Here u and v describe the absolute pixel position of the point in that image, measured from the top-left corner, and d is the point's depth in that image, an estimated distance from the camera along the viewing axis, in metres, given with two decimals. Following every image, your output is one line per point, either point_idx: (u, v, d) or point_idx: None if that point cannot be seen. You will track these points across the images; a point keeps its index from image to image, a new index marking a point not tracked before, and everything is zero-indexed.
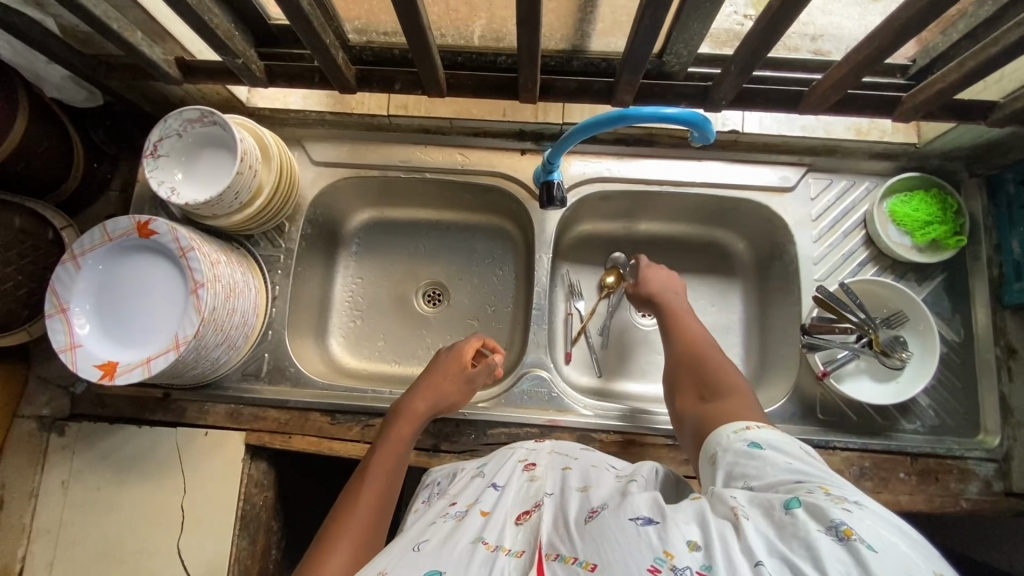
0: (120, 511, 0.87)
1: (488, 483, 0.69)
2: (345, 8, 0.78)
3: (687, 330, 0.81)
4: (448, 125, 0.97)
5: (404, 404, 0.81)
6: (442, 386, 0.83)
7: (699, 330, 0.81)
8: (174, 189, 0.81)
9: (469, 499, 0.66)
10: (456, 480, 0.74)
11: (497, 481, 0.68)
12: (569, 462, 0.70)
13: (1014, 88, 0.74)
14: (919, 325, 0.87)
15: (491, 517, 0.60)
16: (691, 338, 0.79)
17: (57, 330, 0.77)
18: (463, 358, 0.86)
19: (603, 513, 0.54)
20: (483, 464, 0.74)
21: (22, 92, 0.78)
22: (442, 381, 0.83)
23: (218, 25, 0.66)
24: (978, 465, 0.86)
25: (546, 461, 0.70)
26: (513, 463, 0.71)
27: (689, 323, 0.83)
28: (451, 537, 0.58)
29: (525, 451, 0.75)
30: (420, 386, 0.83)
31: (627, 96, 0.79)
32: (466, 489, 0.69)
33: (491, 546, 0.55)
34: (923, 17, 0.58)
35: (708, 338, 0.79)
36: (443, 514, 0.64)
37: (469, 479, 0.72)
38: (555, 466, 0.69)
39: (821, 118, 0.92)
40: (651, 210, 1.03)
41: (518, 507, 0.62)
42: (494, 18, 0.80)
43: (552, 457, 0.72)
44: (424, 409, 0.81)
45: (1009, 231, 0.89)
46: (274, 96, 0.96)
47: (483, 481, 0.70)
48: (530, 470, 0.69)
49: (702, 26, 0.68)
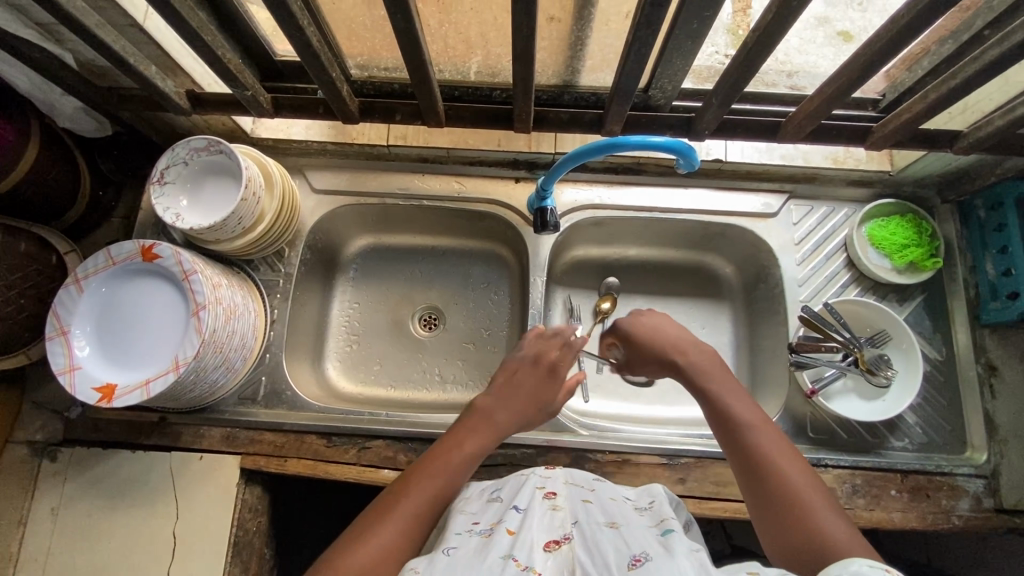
0: (110, 538, 0.86)
1: (508, 505, 0.67)
2: (348, 46, 0.83)
3: (721, 394, 0.70)
4: (444, 155, 1.01)
5: (479, 399, 0.76)
6: (517, 385, 0.77)
7: (732, 388, 0.71)
8: (179, 215, 0.84)
9: (491, 520, 0.64)
10: (466, 497, 0.71)
11: (518, 504, 0.67)
12: (587, 496, 0.69)
13: (977, 118, 0.79)
14: (902, 344, 0.90)
15: (519, 537, 0.59)
16: (728, 406, 0.69)
17: (57, 353, 0.78)
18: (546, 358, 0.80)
19: (647, 564, 0.53)
20: (496, 489, 0.72)
21: (35, 123, 0.81)
22: (521, 380, 0.78)
23: (230, 60, 0.70)
24: (967, 482, 0.87)
25: (565, 492, 0.69)
26: (532, 490, 0.70)
27: (721, 378, 0.72)
28: (482, 555, 0.56)
29: (541, 478, 0.73)
30: (501, 386, 0.77)
31: (615, 125, 0.84)
32: (485, 510, 0.67)
33: (522, 566, 0.54)
34: (885, 52, 0.63)
35: (744, 398, 0.70)
36: (466, 531, 0.63)
37: (485, 500, 0.70)
38: (575, 498, 0.68)
39: (800, 147, 0.97)
40: (642, 235, 1.07)
41: (545, 536, 0.60)
42: (490, 55, 0.85)
43: (569, 488, 0.71)
44: (504, 413, 0.74)
45: (982, 254, 0.93)
46: (278, 128, 1.00)
47: (501, 503, 0.69)
48: (550, 498, 0.68)
49: (684, 62, 0.73)
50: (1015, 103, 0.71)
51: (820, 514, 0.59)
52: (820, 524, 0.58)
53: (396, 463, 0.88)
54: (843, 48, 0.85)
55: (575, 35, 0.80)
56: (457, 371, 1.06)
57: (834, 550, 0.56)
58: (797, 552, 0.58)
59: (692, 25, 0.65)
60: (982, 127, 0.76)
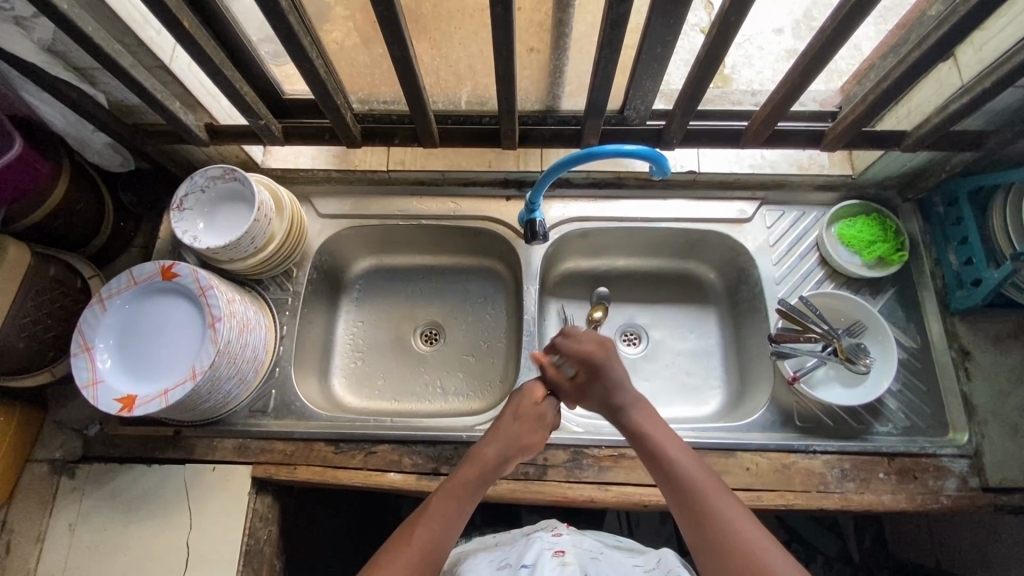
0: (126, 551, 0.89)
1: (518, 566, 0.75)
2: (350, 83, 0.93)
3: (659, 440, 0.77)
4: (440, 178, 1.09)
5: (476, 447, 0.80)
6: (513, 429, 0.81)
7: (670, 434, 0.78)
8: (196, 237, 0.91)
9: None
10: (476, 567, 0.78)
11: (526, 562, 0.75)
12: (594, 558, 0.79)
13: (920, 120, 0.88)
14: (877, 332, 0.96)
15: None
16: (666, 451, 0.76)
17: (81, 367, 0.83)
18: (533, 397, 0.86)
19: None
20: (505, 557, 0.79)
21: (65, 159, 0.89)
22: (516, 425, 0.82)
23: (247, 93, 0.79)
24: (952, 462, 0.90)
25: (572, 554, 0.78)
26: (541, 549, 0.78)
27: (656, 424, 0.79)
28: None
29: (547, 541, 0.81)
30: (493, 430, 0.82)
31: (593, 138, 0.92)
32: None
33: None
34: (819, 57, 0.73)
35: (680, 443, 0.77)
36: None
37: (495, 568, 0.77)
38: (583, 557, 0.78)
39: (767, 157, 1.05)
40: (628, 246, 1.14)
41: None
42: (478, 85, 0.94)
43: (576, 550, 0.80)
44: (493, 454, 0.79)
45: (944, 247, 1.00)
46: (287, 159, 1.08)
47: (512, 565, 0.76)
48: (558, 556, 0.76)
49: (653, 84, 0.82)
50: (948, 103, 0.80)
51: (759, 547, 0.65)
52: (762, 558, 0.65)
53: (402, 466, 0.92)
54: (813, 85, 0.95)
55: (553, 63, 0.89)
56: (457, 383, 1.10)
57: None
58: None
59: (655, 49, 0.74)
60: (921, 126, 0.84)
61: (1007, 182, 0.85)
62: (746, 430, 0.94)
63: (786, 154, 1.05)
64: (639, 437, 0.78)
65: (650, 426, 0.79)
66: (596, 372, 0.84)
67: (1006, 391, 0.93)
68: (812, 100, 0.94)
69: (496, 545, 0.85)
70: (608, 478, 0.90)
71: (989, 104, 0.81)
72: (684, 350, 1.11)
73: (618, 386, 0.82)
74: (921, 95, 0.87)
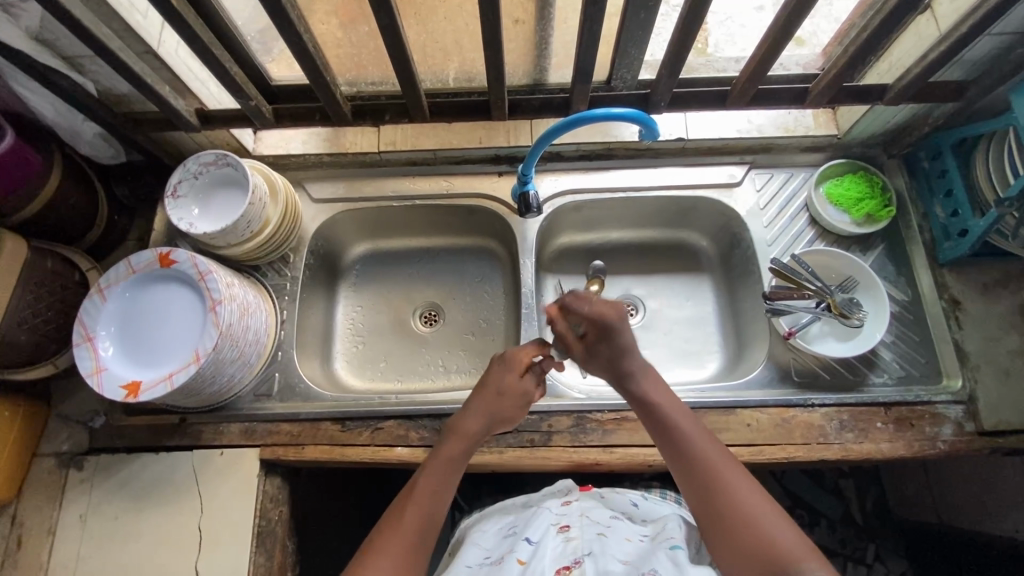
0: (138, 538, 0.89)
1: (521, 538, 0.73)
2: (338, 65, 0.94)
3: (666, 413, 0.76)
4: (432, 157, 1.10)
5: (457, 422, 0.79)
6: (495, 401, 0.79)
7: (677, 406, 0.77)
8: (192, 223, 0.92)
9: (504, 552, 0.72)
10: (483, 539, 0.79)
11: (530, 536, 0.72)
12: (602, 530, 0.72)
13: (900, 72, 0.90)
14: (870, 287, 0.98)
15: (530, 567, 0.65)
16: (677, 429, 0.74)
17: (85, 357, 0.84)
18: (521, 363, 0.81)
19: None
20: (512, 526, 0.79)
21: (54, 151, 0.90)
22: (498, 398, 0.80)
23: (236, 73, 0.81)
24: (947, 408, 0.92)
25: (580, 523, 0.74)
26: (547, 525, 0.74)
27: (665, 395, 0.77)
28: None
29: (555, 514, 0.77)
30: (471, 403, 0.80)
31: (581, 106, 0.92)
32: (500, 545, 0.76)
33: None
34: (798, 9, 0.74)
35: (687, 413, 0.76)
36: (481, 564, 0.72)
37: (501, 538, 0.77)
38: (590, 530, 0.71)
39: (754, 121, 1.07)
40: (620, 218, 1.15)
41: (556, 565, 0.65)
42: (465, 61, 0.95)
43: (583, 520, 0.75)
44: (478, 428, 0.78)
45: (931, 200, 1.01)
46: (279, 145, 1.09)
47: (517, 537, 0.74)
48: (564, 531, 0.72)
49: (637, 51, 0.83)
50: (927, 54, 0.82)
51: (765, 521, 0.64)
52: (757, 520, 0.65)
53: (409, 440, 0.93)
54: (795, 50, 0.97)
55: (539, 34, 0.91)
56: (459, 360, 1.11)
57: (775, 545, 0.62)
58: (739, 535, 0.64)
59: (639, 15, 0.74)
60: (902, 79, 0.86)
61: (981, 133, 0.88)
62: (745, 389, 0.96)
63: (771, 118, 1.07)
64: (647, 414, 0.77)
65: (655, 393, 0.78)
66: (608, 333, 0.77)
67: (996, 336, 0.95)
68: (795, 64, 0.97)
69: (509, 509, 0.85)
70: (613, 441, 0.92)
71: (967, 54, 0.83)
72: (681, 318, 1.13)
73: (628, 351, 0.78)
74: (900, 50, 0.89)
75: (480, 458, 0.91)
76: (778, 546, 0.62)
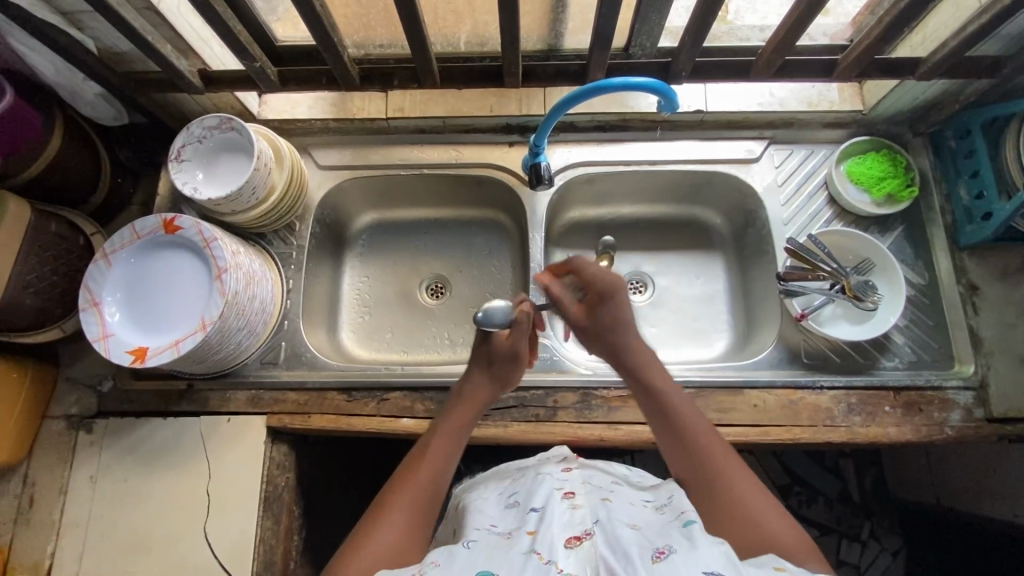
0: (147, 499, 0.91)
1: (527, 509, 0.70)
2: (346, 25, 0.90)
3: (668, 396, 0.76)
4: (442, 125, 1.07)
5: (461, 391, 0.80)
6: (499, 371, 0.81)
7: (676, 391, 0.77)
8: (196, 188, 0.90)
9: (510, 525, 0.69)
10: (487, 502, 0.78)
11: (535, 505, 0.70)
12: (606, 496, 0.71)
13: (935, 45, 0.85)
14: (887, 270, 0.96)
15: (538, 536, 0.62)
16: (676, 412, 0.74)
17: (91, 322, 0.83)
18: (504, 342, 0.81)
19: (671, 555, 0.57)
20: (514, 494, 0.76)
21: (56, 111, 0.87)
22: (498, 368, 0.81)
23: (239, 32, 0.77)
24: (957, 394, 0.91)
25: (585, 491, 0.72)
26: (551, 490, 0.72)
27: (662, 379, 0.78)
28: (503, 550, 0.61)
29: (558, 480, 0.75)
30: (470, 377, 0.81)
31: (598, 73, 0.88)
32: (505, 515, 0.73)
33: (545, 560, 0.58)
34: None
35: (688, 402, 0.76)
36: (487, 531, 0.69)
37: (504, 507, 0.75)
38: (594, 497, 0.70)
39: (776, 94, 1.03)
40: (633, 192, 1.12)
41: (565, 533, 0.63)
42: (477, 23, 0.91)
43: (587, 488, 0.73)
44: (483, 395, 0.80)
45: (956, 181, 0.98)
46: (284, 109, 1.06)
47: (522, 508, 0.72)
48: (570, 499, 0.70)
49: (658, 16, 0.79)
50: (965, 26, 0.78)
51: (757, 511, 0.65)
52: (755, 515, 0.65)
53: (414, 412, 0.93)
54: (821, 19, 0.93)
55: None
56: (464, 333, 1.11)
57: (769, 540, 0.62)
58: (730, 525, 0.64)
59: None
60: (936, 53, 0.82)
61: (1007, 113, 0.86)
62: (754, 369, 0.96)
63: (795, 91, 1.03)
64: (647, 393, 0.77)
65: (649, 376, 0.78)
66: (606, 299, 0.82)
67: (1012, 323, 0.93)
68: (821, 34, 0.92)
69: (507, 475, 0.85)
70: (618, 417, 0.91)
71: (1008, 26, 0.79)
72: (691, 296, 1.11)
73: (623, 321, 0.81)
74: (937, 21, 0.85)
75: (485, 432, 0.91)
76: (771, 541, 0.62)
